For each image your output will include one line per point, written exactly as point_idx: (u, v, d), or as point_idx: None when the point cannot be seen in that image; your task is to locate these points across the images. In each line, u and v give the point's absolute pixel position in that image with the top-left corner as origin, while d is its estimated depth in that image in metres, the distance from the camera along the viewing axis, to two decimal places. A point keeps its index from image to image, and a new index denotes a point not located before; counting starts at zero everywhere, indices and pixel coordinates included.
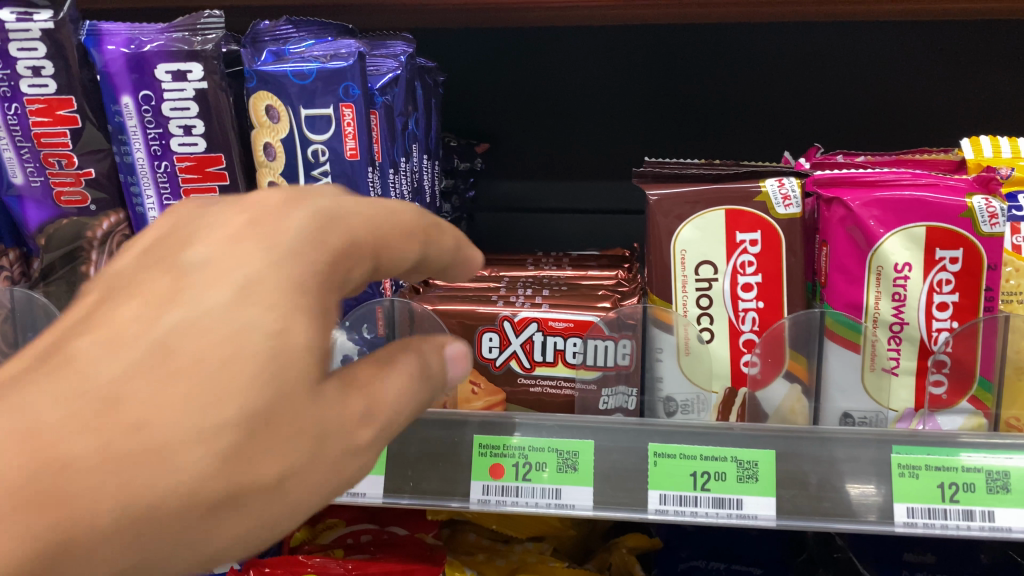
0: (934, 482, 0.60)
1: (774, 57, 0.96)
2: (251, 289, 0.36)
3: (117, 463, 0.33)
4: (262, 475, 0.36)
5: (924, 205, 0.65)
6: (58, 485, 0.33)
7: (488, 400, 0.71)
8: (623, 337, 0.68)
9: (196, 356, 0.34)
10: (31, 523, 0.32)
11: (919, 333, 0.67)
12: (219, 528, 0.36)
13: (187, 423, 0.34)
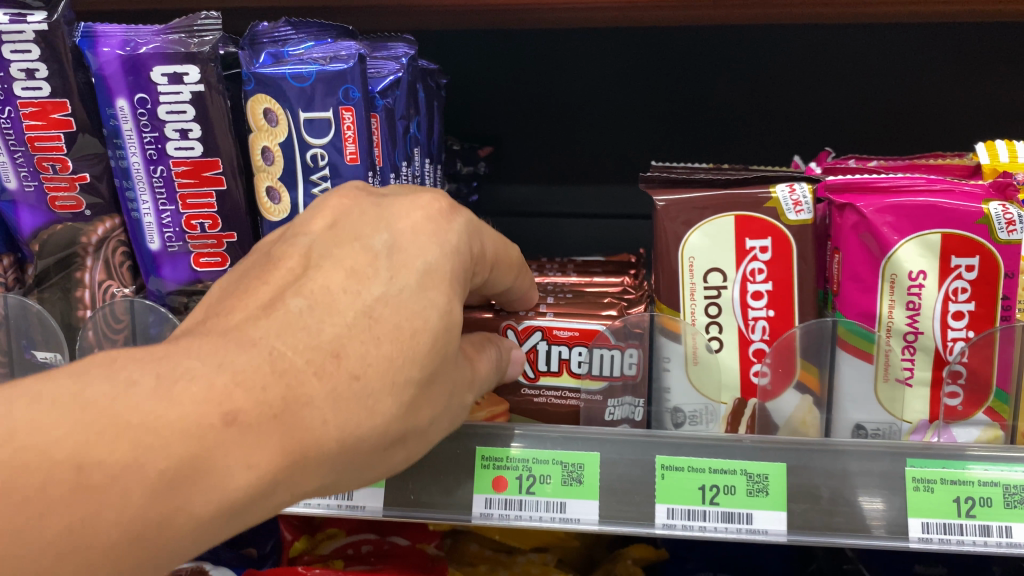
0: (949, 496, 0.58)
1: (782, 59, 0.94)
2: (431, 274, 0.52)
3: (338, 402, 0.46)
4: (424, 418, 0.51)
5: (939, 211, 0.64)
6: (296, 418, 0.45)
7: (491, 411, 0.68)
8: (629, 347, 0.66)
9: (397, 327, 0.49)
10: (277, 446, 0.44)
11: (935, 343, 0.65)
12: (391, 455, 0.51)
13: (388, 378, 0.48)
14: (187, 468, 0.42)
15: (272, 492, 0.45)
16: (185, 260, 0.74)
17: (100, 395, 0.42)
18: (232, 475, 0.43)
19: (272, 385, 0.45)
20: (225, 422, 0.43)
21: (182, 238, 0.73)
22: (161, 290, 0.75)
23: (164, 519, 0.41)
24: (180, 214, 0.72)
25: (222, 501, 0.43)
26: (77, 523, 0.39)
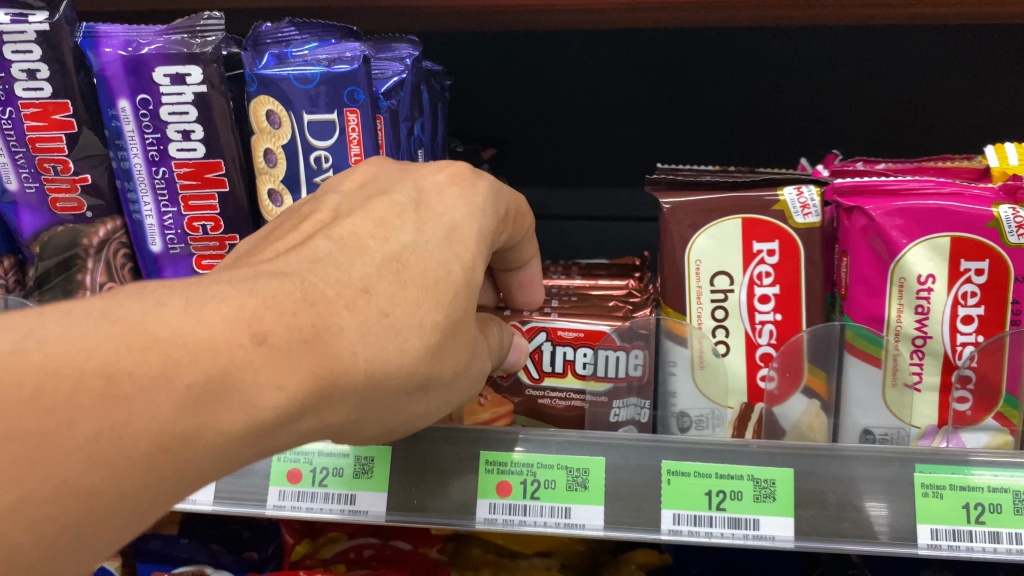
0: (959, 502, 0.58)
1: (789, 62, 0.93)
2: (457, 231, 0.52)
3: (367, 336, 0.45)
4: (447, 370, 0.50)
5: (948, 215, 0.63)
6: (326, 345, 0.43)
7: (495, 411, 0.68)
8: (635, 347, 0.66)
9: (423, 273, 0.48)
10: (308, 370, 0.42)
11: (943, 348, 0.65)
12: (411, 404, 0.49)
13: (415, 320, 0.47)
14: (216, 383, 0.39)
15: (297, 419, 0.43)
16: (186, 262, 0.73)
17: (129, 313, 0.39)
18: (262, 397, 0.40)
19: (302, 311, 0.43)
20: (255, 341, 0.40)
21: (184, 240, 0.72)
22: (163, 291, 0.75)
23: (191, 436, 0.39)
24: (181, 216, 0.72)
25: (252, 422, 0.40)
26: (107, 430, 0.36)
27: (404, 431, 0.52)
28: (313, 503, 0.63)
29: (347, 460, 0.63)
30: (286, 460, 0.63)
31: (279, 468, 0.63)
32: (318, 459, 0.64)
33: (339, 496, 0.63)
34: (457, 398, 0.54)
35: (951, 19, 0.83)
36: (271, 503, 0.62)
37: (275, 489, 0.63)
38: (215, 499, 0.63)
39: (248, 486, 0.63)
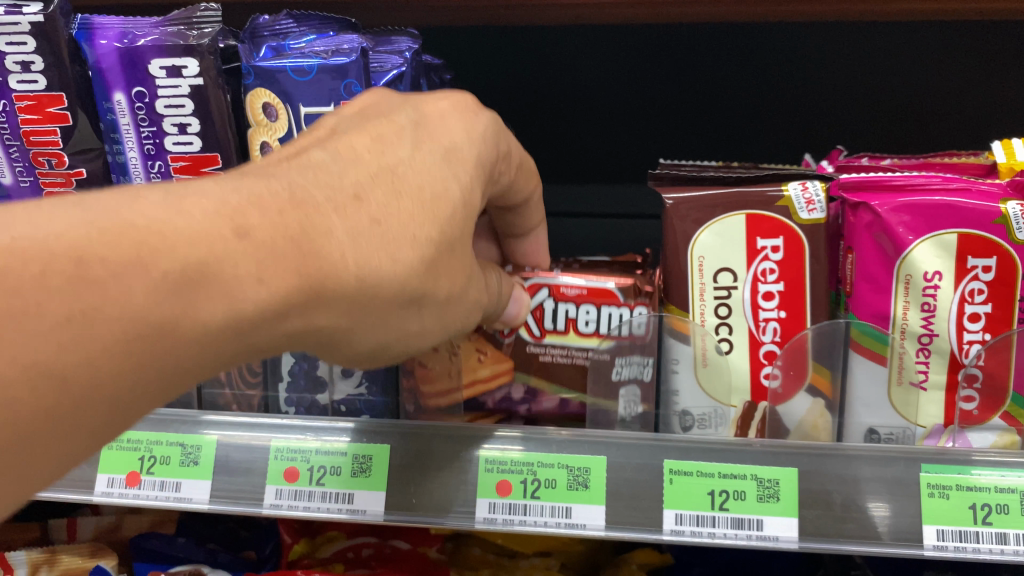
0: (966, 502, 0.57)
1: (793, 59, 0.93)
2: (455, 152, 0.51)
3: (357, 242, 0.44)
4: (442, 286, 0.49)
5: (955, 211, 0.62)
6: (313, 245, 0.42)
7: (495, 368, 0.69)
8: (637, 304, 0.68)
9: (420, 189, 0.48)
10: (292, 269, 0.41)
11: (950, 346, 0.64)
12: (405, 319, 0.49)
13: (409, 232, 0.46)
14: (194, 271, 0.39)
15: (284, 317, 0.42)
16: None
17: (103, 204, 0.39)
18: (243, 289, 0.40)
19: (288, 210, 0.42)
20: (236, 233, 0.40)
21: None
22: None
23: (169, 323, 0.39)
24: None
25: (232, 314, 0.40)
26: (79, 314, 0.36)
27: (400, 350, 0.51)
28: (310, 502, 0.62)
29: (345, 459, 0.62)
30: (282, 458, 0.62)
31: (276, 466, 0.62)
32: (315, 457, 0.63)
33: (337, 494, 0.62)
34: (454, 322, 0.53)
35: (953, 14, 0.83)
36: (267, 502, 0.62)
37: (272, 487, 0.62)
38: (211, 497, 0.62)
39: (244, 484, 0.62)
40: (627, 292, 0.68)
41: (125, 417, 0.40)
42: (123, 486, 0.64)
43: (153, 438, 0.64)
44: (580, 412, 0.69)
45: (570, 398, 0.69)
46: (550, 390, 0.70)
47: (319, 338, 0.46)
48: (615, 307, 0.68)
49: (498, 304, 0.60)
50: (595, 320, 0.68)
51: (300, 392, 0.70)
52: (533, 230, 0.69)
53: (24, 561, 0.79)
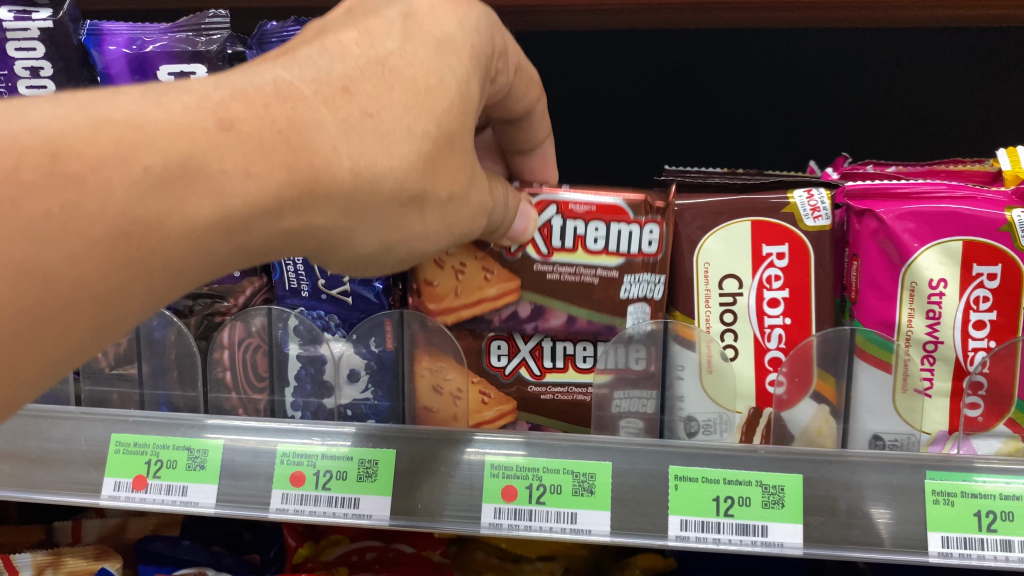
0: (970, 510, 0.56)
1: (796, 66, 0.94)
2: (448, 42, 0.52)
3: (349, 131, 0.46)
4: (442, 184, 0.51)
5: (960, 218, 0.63)
6: (303, 139, 0.44)
7: (502, 287, 0.67)
8: (649, 224, 0.66)
9: (414, 80, 0.49)
10: (283, 164, 0.43)
11: (955, 353, 0.64)
12: (407, 219, 0.51)
13: (403, 125, 0.48)
14: (178, 168, 0.40)
15: (276, 214, 0.44)
16: None
17: (82, 104, 0.41)
18: (230, 183, 0.42)
19: (274, 105, 0.44)
20: (220, 126, 0.42)
21: None
22: None
23: (153, 221, 0.40)
24: None
25: (222, 207, 0.41)
26: (58, 209, 0.38)
27: (405, 252, 0.53)
28: (316, 507, 0.62)
29: (351, 463, 0.63)
30: (289, 463, 0.63)
31: (283, 470, 0.62)
32: (321, 462, 0.63)
33: (343, 499, 0.62)
34: (458, 227, 0.55)
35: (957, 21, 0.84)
36: (273, 507, 0.62)
37: (278, 492, 0.62)
38: (217, 502, 0.62)
39: (249, 488, 0.62)
40: (637, 208, 0.66)
41: (114, 323, 0.42)
42: (128, 490, 0.63)
43: (159, 442, 0.64)
44: (588, 329, 0.68)
45: (577, 315, 0.67)
46: (558, 307, 0.68)
47: (318, 240, 0.48)
48: (625, 224, 0.66)
49: (504, 218, 0.61)
50: (604, 237, 0.66)
51: (306, 396, 0.71)
52: (539, 143, 0.70)
53: (29, 563, 0.79)
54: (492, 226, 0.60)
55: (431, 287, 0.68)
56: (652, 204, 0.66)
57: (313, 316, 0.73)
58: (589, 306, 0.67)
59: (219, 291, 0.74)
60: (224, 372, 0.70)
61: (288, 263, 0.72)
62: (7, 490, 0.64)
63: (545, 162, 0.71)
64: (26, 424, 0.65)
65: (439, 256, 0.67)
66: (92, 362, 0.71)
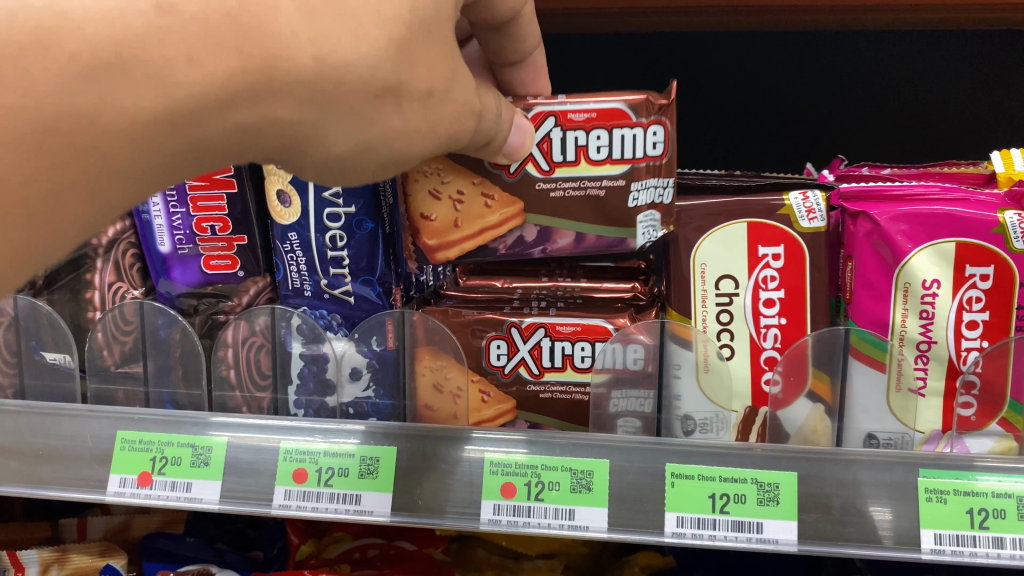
0: (963, 507, 0.57)
1: (792, 64, 0.95)
2: None
3: (310, 15, 0.44)
4: (420, 75, 0.49)
5: (953, 219, 0.64)
6: (255, 21, 0.43)
7: (504, 213, 0.66)
8: (652, 124, 0.64)
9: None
10: (232, 48, 0.43)
11: (948, 353, 0.65)
12: (385, 113, 0.49)
13: (372, 6, 0.46)
14: (111, 56, 0.40)
15: (229, 105, 0.44)
16: (195, 263, 0.74)
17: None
18: (166, 73, 0.42)
19: None
20: (158, 9, 0.41)
21: (193, 241, 0.73)
22: (171, 292, 0.75)
23: (89, 116, 0.41)
24: (190, 217, 0.72)
25: (164, 96, 0.42)
26: None
27: (385, 155, 0.51)
28: (318, 503, 0.63)
29: (353, 461, 0.64)
30: (292, 460, 0.64)
31: (285, 467, 0.64)
32: (323, 458, 0.64)
33: (345, 495, 0.63)
34: (443, 128, 0.53)
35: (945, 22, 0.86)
36: (276, 503, 0.63)
37: (281, 488, 0.63)
38: (220, 498, 0.63)
39: (252, 485, 0.63)
40: (639, 109, 0.63)
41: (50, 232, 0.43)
42: (133, 486, 0.64)
43: (164, 439, 0.65)
44: (600, 245, 0.67)
45: (586, 233, 0.67)
46: (566, 228, 0.67)
47: (286, 135, 0.48)
48: (628, 127, 0.64)
49: (498, 129, 0.59)
50: (607, 144, 0.64)
51: (309, 394, 0.71)
52: (530, 53, 0.69)
53: (35, 560, 0.80)
54: (486, 138, 0.59)
55: (429, 221, 0.67)
56: (654, 103, 0.63)
57: (316, 315, 0.74)
58: (601, 220, 0.66)
59: (225, 291, 0.75)
60: (228, 369, 0.72)
61: (292, 263, 0.72)
62: (15, 486, 0.65)
63: (534, 74, 0.71)
64: (35, 420, 0.66)
65: (435, 188, 0.66)
66: (97, 360, 0.73)
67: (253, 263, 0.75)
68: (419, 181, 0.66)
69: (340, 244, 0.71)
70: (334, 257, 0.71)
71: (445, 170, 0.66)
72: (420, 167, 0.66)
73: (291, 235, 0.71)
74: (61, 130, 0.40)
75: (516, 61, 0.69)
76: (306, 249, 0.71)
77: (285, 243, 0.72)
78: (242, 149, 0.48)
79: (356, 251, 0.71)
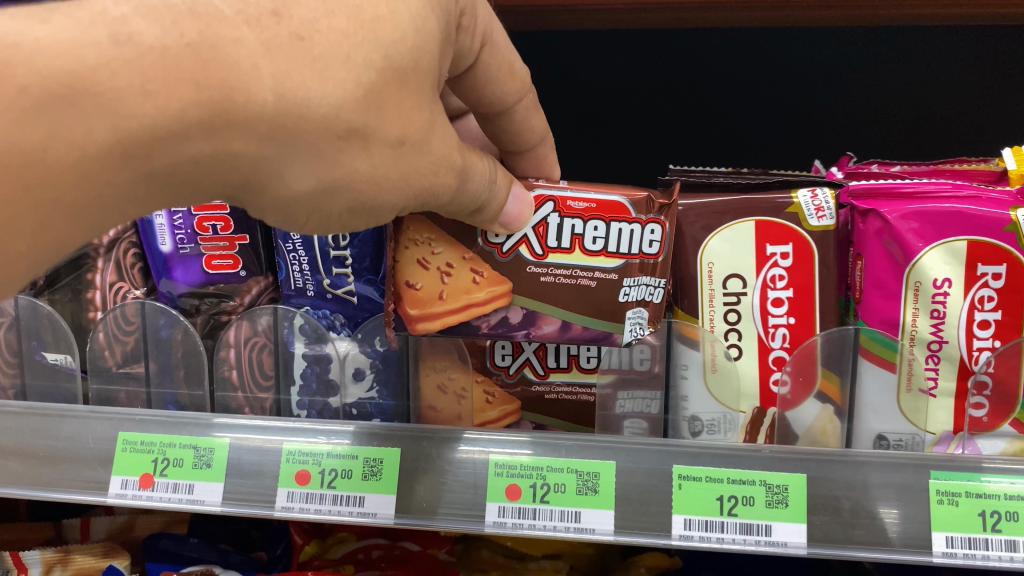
0: (974, 509, 0.56)
1: (799, 60, 0.94)
2: None
3: (272, 50, 0.45)
4: (389, 121, 0.49)
5: (965, 218, 0.63)
6: (216, 53, 0.44)
7: (492, 291, 0.63)
8: (651, 223, 0.62)
9: (358, 10, 0.48)
10: (188, 80, 0.43)
11: (960, 353, 0.64)
12: (350, 154, 0.49)
13: (341, 52, 0.47)
14: (61, 88, 0.42)
15: (183, 136, 0.45)
16: (196, 262, 0.73)
17: None
18: (115, 100, 0.43)
19: (185, 22, 0.44)
20: (113, 41, 0.43)
21: (194, 240, 0.73)
22: (172, 292, 0.74)
23: (38, 149, 0.43)
24: (191, 216, 0.72)
25: (114, 127, 0.43)
26: None
27: (350, 199, 0.51)
28: (320, 505, 0.62)
29: (356, 462, 0.63)
30: (295, 461, 0.63)
31: (288, 468, 0.63)
32: (327, 460, 0.63)
33: (347, 498, 0.62)
34: (417, 180, 0.52)
35: (946, 20, 0.86)
36: (278, 505, 0.62)
37: (283, 490, 0.62)
38: (222, 500, 0.62)
39: (255, 487, 0.62)
40: (639, 206, 0.62)
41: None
42: (134, 488, 0.63)
43: (166, 440, 0.65)
44: (584, 337, 0.64)
45: (572, 322, 0.63)
46: (551, 315, 0.64)
47: (244, 172, 0.48)
48: (627, 222, 0.61)
49: (491, 195, 0.58)
50: (603, 237, 0.62)
51: (312, 395, 0.71)
52: (532, 146, 0.69)
53: (38, 560, 0.80)
54: (476, 201, 0.57)
55: (414, 291, 0.63)
56: (654, 201, 0.62)
57: (318, 315, 0.72)
58: (585, 310, 0.63)
59: (226, 291, 0.74)
60: (230, 370, 0.71)
61: (294, 262, 0.71)
62: (19, 488, 0.64)
63: (540, 164, 0.71)
64: (36, 422, 0.66)
65: (424, 257, 0.63)
66: (98, 360, 0.72)
67: (255, 262, 0.74)
68: (409, 248, 0.63)
69: (343, 242, 0.70)
70: (337, 256, 0.70)
71: (437, 241, 0.63)
72: (412, 233, 0.63)
73: (294, 234, 0.70)
74: (12, 161, 0.43)
75: (520, 151, 0.69)
76: (309, 247, 0.70)
77: (288, 241, 0.70)
78: (195, 181, 0.48)
79: (360, 251, 0.70)
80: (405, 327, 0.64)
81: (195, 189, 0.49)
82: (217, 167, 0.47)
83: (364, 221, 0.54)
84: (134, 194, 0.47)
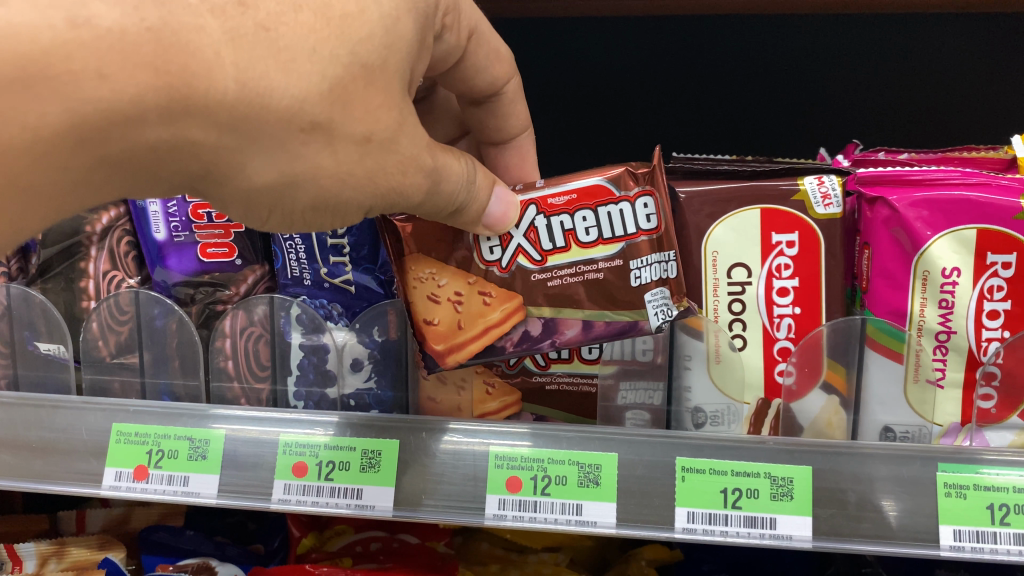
0: (982, 503, 0.55)
1: (807, 48, 0.93)
2: None
3: (235, 40, 0.44)
4: (356, 119, 0.48)
5: (975, 206, 0.62)
6: (177, 39, 0.43)
7: (505, 308, 0.62)
8: (641, 196, 0.61)
9: (327, 6, 0.47)
10: (146, 64, 0.43)
11: (968, 343, 0.63)
12: (310, 147, 0.48)
13: (306, 44, 0.46)
14: (14, 72, 0.42)
15: (139, 120, 0.44)
16: (191, 250, 0.72)
17: None
18: (72, 82, 0.43)
19: (146, 6, 0.43)
20: (70, 23, 0.42)
21: (189, 227, 0.72)
22: (167, 281, 0.73)
23: None
24: (186, 203, 0.71)
25: (68, 110, 0.43)
26: None
27: (313, 194, 0.50)
28: (318, 497, 0.61)
29: (353, 453, 0.62)
30: (291, 453, 0.62)
31: (285, 461, 0.62)
32: (324, 452, 0.62)
33: (346, 490, 0.61)
34: (385, 179, 0.51)
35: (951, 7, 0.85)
36: (276, 497, 0.61)
37: (280, 482, 0.61)
38: (218, 492, 0.61)
39: (250, 479, 0.61)
40: (621, 182, 0.61)
41: None
42: (129, 480, 0.62)
43: (161, 431, 0.64)
44: (609, 332, 0.62)
45: (594, 320, 0.62)
46: (571, 316, 0.62)
47: (202, 160, 0.47)
48: (612, 204, 0.61)
49: (470, 197, 0.56)
50: (595, 225, 0.61)
51: (309, 385, 0.69)
52: (515, 135, 0.72)
53: (33, 553, 0.78)
54: (453, 203, 0.56)
55: (434, 327, 0.63)
56: (636, 172, 0.61)
57: (316, 304, 0.71)
58: (601, 307, 0.62)
59: (221, 280, 0.73)
60: (226, 361, 0.70)
61: (291, 250, 0.71)
62: (10, 480, 0.63)
63: (521, 158, 0.74)
64: (27, 413, 0.65)
65: (433, 291, 0.63)
66: (92, 351, 0.71)
67: (251, 251, 0.73)
68: (417, 288, 0.63)
69: (340, 231, 0.69)
70: (334, 245, 0.69)
71: (440, 273, 0.63)
72: (413, 271, 0.63)
73: None
74: None
75: (504, 141, 0.73)
76: (305, 235, 0.70)
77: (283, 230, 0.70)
78: (152, 168, 0.48)
79: (358, 239, 0.69)
80: (436, 364, 0.63)
81: (160, 177, 0.49)
82: (172, 159, 0.47)
83: (327, 220, 0.53)
84: (92, 179, 0.48)
